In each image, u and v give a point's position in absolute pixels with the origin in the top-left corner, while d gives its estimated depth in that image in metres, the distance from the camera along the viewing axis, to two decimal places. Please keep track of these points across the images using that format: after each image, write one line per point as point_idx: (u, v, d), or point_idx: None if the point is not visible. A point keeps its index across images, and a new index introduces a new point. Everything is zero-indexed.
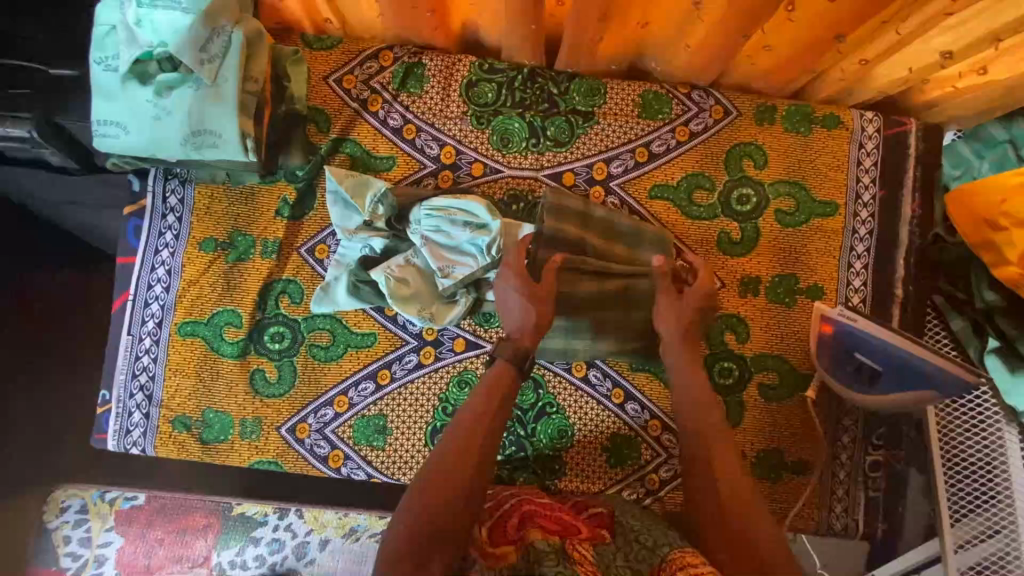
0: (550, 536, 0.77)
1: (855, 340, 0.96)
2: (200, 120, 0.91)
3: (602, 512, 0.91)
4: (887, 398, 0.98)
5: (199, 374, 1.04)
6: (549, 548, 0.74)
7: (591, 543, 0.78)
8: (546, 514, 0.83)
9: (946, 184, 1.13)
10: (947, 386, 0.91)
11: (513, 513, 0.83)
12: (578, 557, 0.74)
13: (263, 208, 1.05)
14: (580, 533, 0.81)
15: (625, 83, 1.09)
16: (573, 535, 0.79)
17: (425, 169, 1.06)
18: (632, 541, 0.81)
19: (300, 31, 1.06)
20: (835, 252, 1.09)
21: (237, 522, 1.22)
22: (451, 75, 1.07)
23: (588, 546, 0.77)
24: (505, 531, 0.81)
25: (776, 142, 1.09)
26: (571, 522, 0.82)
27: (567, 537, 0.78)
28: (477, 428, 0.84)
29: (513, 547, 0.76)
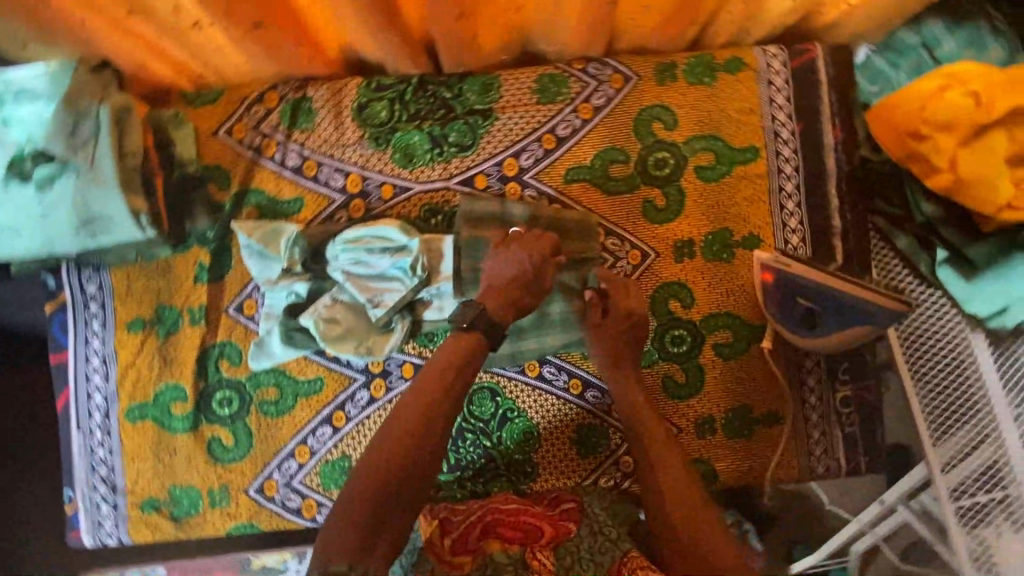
0: (510, 547, 0.82)
1: (791, 285, 0.96)
2: (86, 206, 0.89)
3: (572, 504, 0.92)
4: (832, 339, 0.97)
5: (156, 455, 1.03)
6: (508, 560, 0.80)
7: (552, 547, 0.82)
8: (509, 521, 0.86)
9: (866, 101, 1.10)
10: (881, 319, 0.91)
11: (476, 523, 0.86)
12: (537, 565, 0.79)
13: (182, 278, 1.04)
14: (543, 536, 0.84)
15: (518, 71, 1.06)
16: (534, 542, 0.83)
17: (335, 202, 1.04)
18: (594, 534, 0.85)
19: (177, 90, 1.02)
20: (764, 197, 1.06)
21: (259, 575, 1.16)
22: (340, 102, 1.04)
23: (549, 552, 0.81)
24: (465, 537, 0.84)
25: (683, 97, 1.05)
26: (536, 525, 0.86)
27: (527, 545, 0.82)
28: (424, 408, 0.82)
29: (472, 557, 0.81)
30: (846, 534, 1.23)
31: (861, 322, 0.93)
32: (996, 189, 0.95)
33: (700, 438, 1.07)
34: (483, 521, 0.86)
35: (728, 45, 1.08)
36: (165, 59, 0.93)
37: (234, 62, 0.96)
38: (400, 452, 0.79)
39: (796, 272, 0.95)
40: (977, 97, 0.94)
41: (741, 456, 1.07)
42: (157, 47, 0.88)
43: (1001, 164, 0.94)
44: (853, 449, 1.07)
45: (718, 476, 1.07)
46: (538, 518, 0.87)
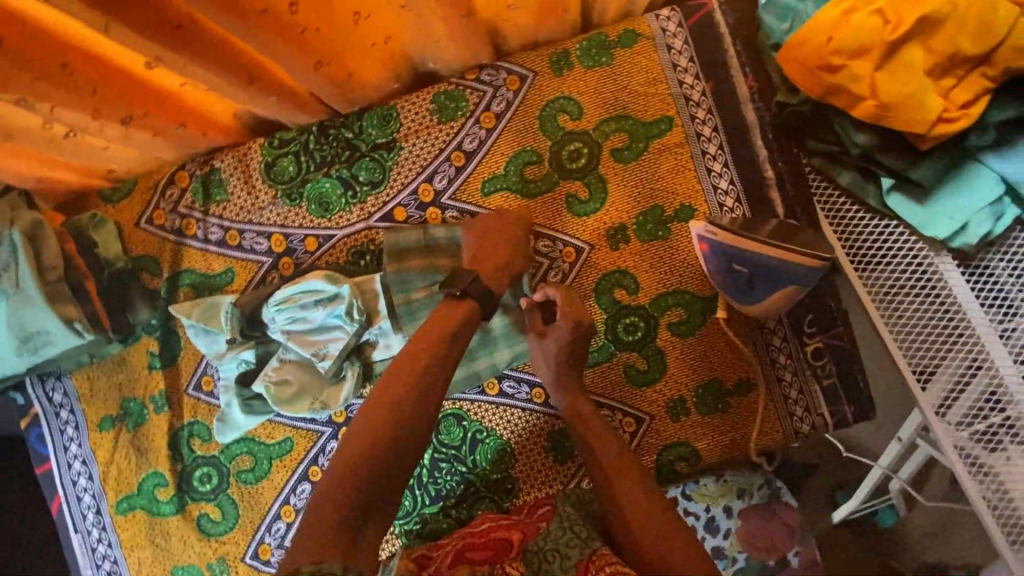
0: (477, 568, 0.77)
1: (723, 254, 0.92)
2: (21, 326, 0.92)
3: (547, 506, 0.90)
4: (769, 305, 0.94)
5: (152, 541, 1.07)
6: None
7: (520, 558, 0.78)
8: (477, 542, 0.84)
9: (778, 41, 1.01)
10: (809, 278, 0.90)
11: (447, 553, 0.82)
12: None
13: (138, 369, 1.06)
14: (511, 549, 0.81)
15: (413, 96, 1.04)
16: (504, 557, 0.80)
17: (264, 265, 1.05)
18: (566, 528, 0.82)
19: (94, 191, 1.05)
20: (688, 165, 1.02)
21: None
22: (248, 167, 1.04)
23: (519, 563, 0.78)
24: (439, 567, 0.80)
25: (584, 83, 1.02)
26: (504, 539, 0.83)
27: (497, 562, 0.78)
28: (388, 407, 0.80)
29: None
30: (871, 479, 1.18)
31: (793, 283, 0.91)
32: (923, 105, 0.89)
33: (675, 421, 1.03)
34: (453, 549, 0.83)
35: (620, 19, 1.05)
36: (65, 168, 0.94)
37: (131, 154, 0.97)
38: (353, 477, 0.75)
39: (727, 241, 0.92)
40: (884, 14, 0.89)
41: (723, 432, 1.03)
42: (49, 159, 0.89)
43: (922, 79, 0.89)
44: (836, 401, 1.02)
45: (702, 456, 1.03)
46: (505, 531, 0.86)
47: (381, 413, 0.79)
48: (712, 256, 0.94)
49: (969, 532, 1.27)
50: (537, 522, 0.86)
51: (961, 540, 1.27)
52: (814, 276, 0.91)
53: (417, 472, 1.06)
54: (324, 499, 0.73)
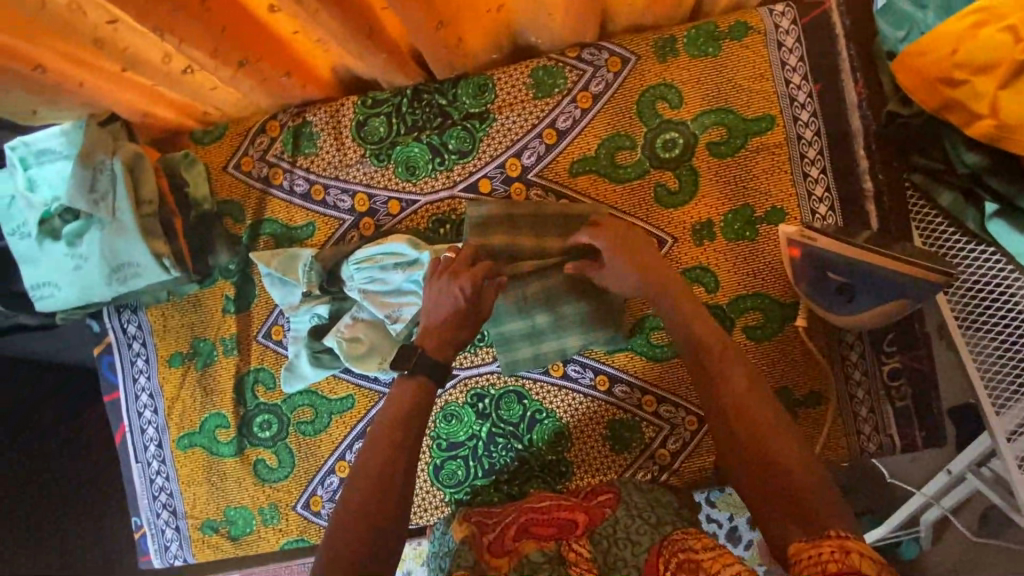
0: (544, 545, 0.80)
1: (819, 260, 0.91)
2: (115, 256, 0.94)
3: (610, 493, 0.91)
4: (864, 316, 0.92)
5: (209, 479, 1.09)
6: (545, 559, 0.78)
7: (587, 535, 0.82)
8: (542, 519, 0.86)
9: (892, 48, 0.98)
10: (916, 291, 0.88)
11: (509, 526, 0.86)
12: (573, 558, 0.77)
13: (211, 312, 1.08)
14: (577, 528, 0.84)
15: (511, 68, 1.03)
16: (570, 534, 0.83)
17: (345, 223, 1.05)
18: (634, 517, 0.84)
19: (187, 130, 1.06)
20: (785, 167, 1.00)
21: None
22: (339, 123, 1.04)
23: (585, 539, 0.81)
24: (503, 540, 0.84)
25: (686, 72, 1.00)
26: (568, 518, 0.85)
27: (563, 540, 0.81)
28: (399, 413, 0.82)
29: (508, 560, 0.80)
30: (910, 507, 1.16)
31: (896, 296, 0.89)
32: None
33: None
34: (516, 522, 0.86)
35: (731, 10, 1.02)
36: (169, 104, 0.96)
37: (231, 97, 0.98)
38: (389, 469, 0.77)
39: (826, 247, 0.90)
40: (1016, 31, 0.83)
41: None
42: (157, 94, 0.91)
43: None
44: (907, 424, 1.00)
45: None
46: (570, 511, 0.87)
47: (391, 424, 0.81)
48: (805, 261, 0.92)
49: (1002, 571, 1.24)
50: (601, 507, 0.88)
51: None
52: (923, 290, 0.88)
53: (473, 444, 1.07)
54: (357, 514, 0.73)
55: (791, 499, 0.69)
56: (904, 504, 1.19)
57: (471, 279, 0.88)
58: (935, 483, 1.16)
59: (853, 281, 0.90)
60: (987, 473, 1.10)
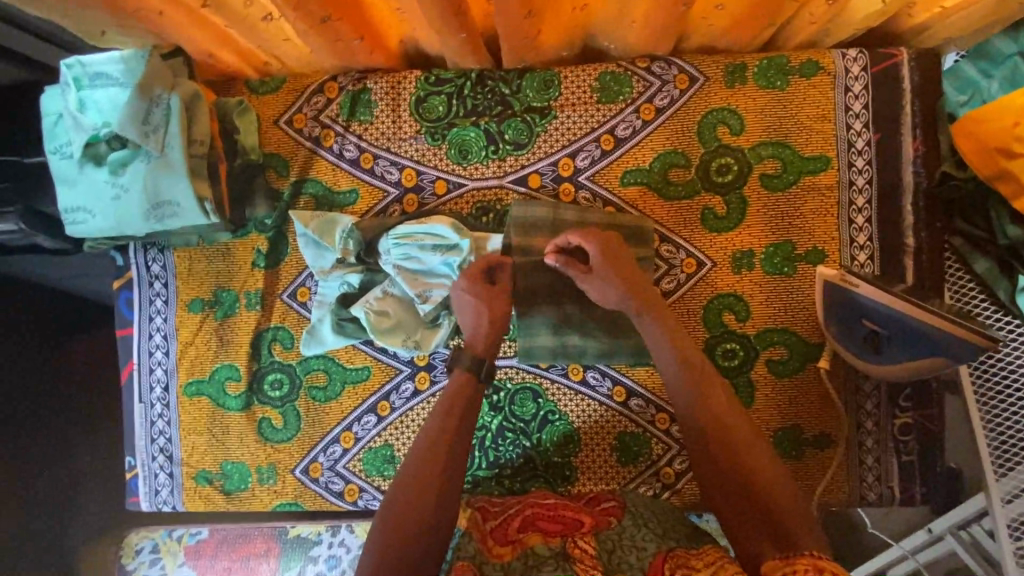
0: (550, 539, 0.81)
1: (854, 303, 0.93)
2: (156, 192, 0.92)
3: (613, 502, 0.91)
4: (897, 367, 0.93)
5: (211, 429, 1.08)
6: (550, 553, 0.79)
7: (593, 534, 0.82)
8: (546, 513, 0.87)
9: (953, 112, 1.00)
10: (952, 350, 0.86)
11: (514, 516, 0.88)
12: (579, 555, 0.76)
13: (239, 263, 1.06)
14: (583, 526, 0.84)
15: (580, 69, 1.03)
16: (575, 531, 0.83)
17: (389, 196, 1.05)
18: (639, 526, 0.84)
19: (244, 77, 1.05)
20: (832, 210, 1.01)
21: (294, 544, 1.19)
22: (399, 95, 1.03)
23: (591, 538, 0.80)
24: (507, 530, 0.85)
25: (751, 102, 1.00)
26: (574, 518, 0.86)
27: (569, 536, 0.81)
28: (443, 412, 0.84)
29: (511, 549, 0.81)
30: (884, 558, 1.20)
31: (930, 352, 0.88)
32: None
33: None
34: (521, 514, 0.88)
35: (805, 46, 1.02)
36: (233, 47, 0.94)
37: (296, 51, 0.97)
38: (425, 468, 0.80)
39: (864, 296, 0.91)
40: None
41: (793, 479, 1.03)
42: (225, 34, 0.89)
43: None
44: (909, 479, 1.02)
45: None
46: (574, 512, 0.88)
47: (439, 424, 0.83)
48: (840, 297, 0.94)
49: None
50: (605, 515, 0.88)
51: None
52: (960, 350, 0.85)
53: (482, 434, 1.07)
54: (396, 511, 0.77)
55: (781, 530, 0.72)
56: (882, 554, 1.24)
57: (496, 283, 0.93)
58: (913, 539, 1.19)
59: (888, 331, 0.91)
60: (966, 537, 1.10)
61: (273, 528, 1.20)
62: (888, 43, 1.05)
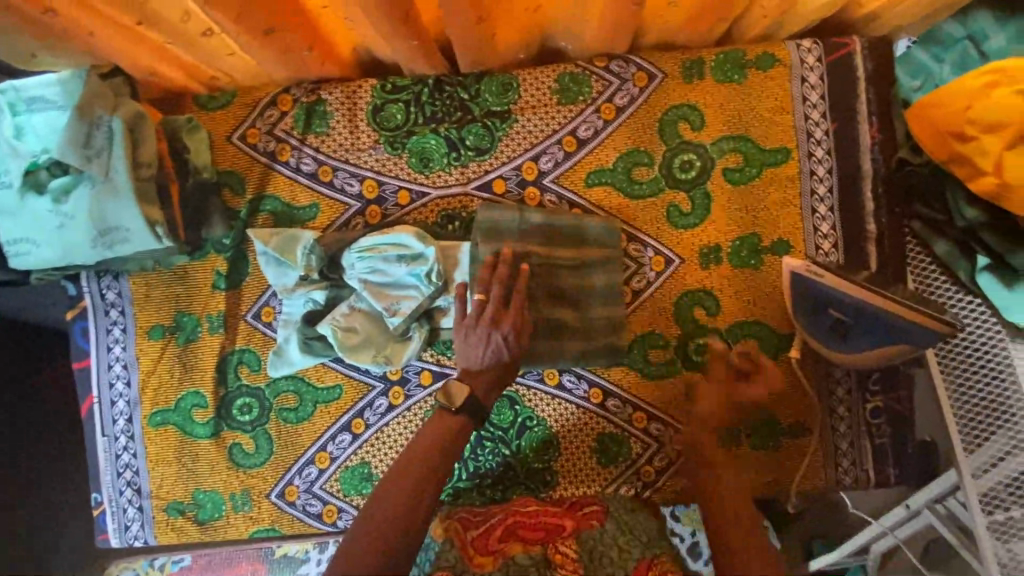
0: (531, 548, 0.81)
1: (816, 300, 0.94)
2: (103, 219, 0.88)
3: (596, 506, 0.92)
4: (863, 355, 0.95)
5: (180, 459, 1.04)
6: (530, 562, 0.79)
7: (575, 538, 0.84)
8: (528, 522, 0.87)
9: (906, 98, 1.01)
10: (918, 338, 0.88)
11: (495, 526, 0.87)
12: (560, 560, 0.80)
13: (199, 286, 1.03)
14: (564, 530, 0.85)
15: (538, 71, 1.01)
16: (557, 537, 0.84)
17: (351, 208, 1.02)
18: (622, 532, 0.86)
19: (192, 93, 1.01)
20: (795, 201, 1.01)
21: (281, 564, 1.16)
22: (355, 105, 1.01)
23: (572, 542, 0.83)
24: (487, 540, 0.84)
25: (710, 97, 1.00)
26: (556, 523, 0.86)
27: (550, 543, 0.82)
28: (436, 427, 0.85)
29: (493, 559, 0.80)
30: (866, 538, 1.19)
31: (893, 339, 0.90)
32: None
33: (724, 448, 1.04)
34: (500, 524, 0.86)
35: (760, 38, 1.03)
36: (176, 64, 0.91)
37: (244, 65, 0.94)
38: (410, 485, 0.80)
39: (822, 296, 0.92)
40: None
41: (770, 469, 1.04)
42: (165, 50, 0.86)
43: None
44: (882, 462, 1.03)
45: None
46: (556, 517, 0.88)
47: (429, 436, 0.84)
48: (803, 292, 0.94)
49: None
50: (588, 519, 0.89)
51: None
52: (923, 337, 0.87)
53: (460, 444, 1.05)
54: (369, 516, 0.78)
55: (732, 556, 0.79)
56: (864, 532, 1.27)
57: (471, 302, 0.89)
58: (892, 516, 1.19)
59: (854, 321, 0.92)
60: (942, 510, 1.10)
61: (260, 549, 1.16)
62: (841, 32, 1.06)
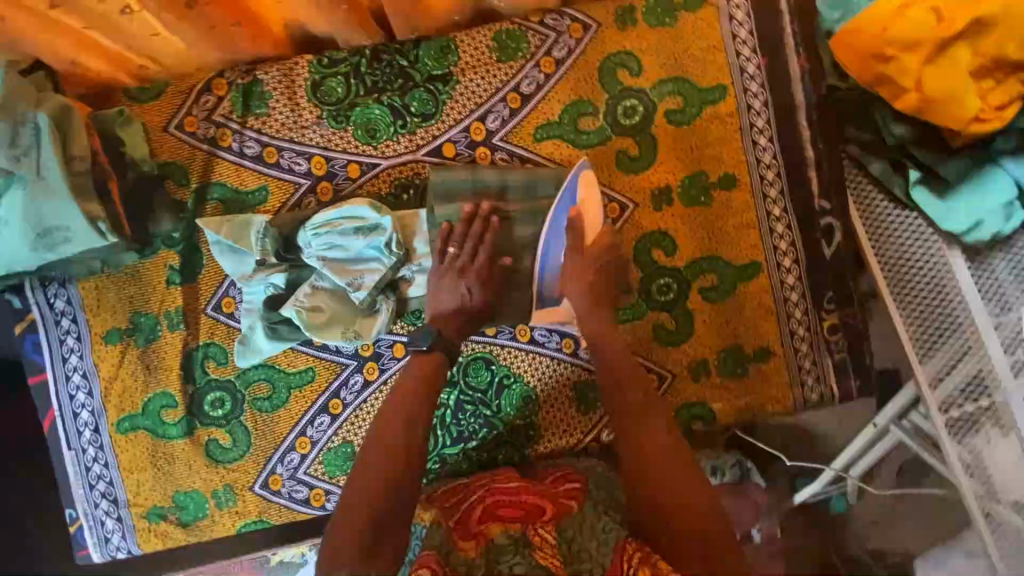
0: (510, 526, 0.80)
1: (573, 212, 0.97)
2: (40, 220, 0.84)
3: (575, 484, 0.90)
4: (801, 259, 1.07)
5: (154, 463, 1.02)
6: (510, 541, 0.79)
7: (553, 524, 0.80)
8: (508, 501, 0.85)
9: (829, 29, 1.05)
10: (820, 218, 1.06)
11: (475, 506, 0.86)
12: (537, 543, 0.77)
13: (153, 283, 1.00)
14: (544, 513, 0.82)
15: (474, 31, 1.02)
16: (536, 520, 0.81)
17: (302, 187, 1.01)
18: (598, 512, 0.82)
19: (122, 86, 0.98)
20: (736, 135, 1.05)
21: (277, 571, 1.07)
22: (293, 83, 0.99)
23: (551, 528, 0.79)
24: (467, 524, 0.84)
25: (645, 42, 1.03)
26: (535, 504, 0.84)
27: (527, 525, 0.80)
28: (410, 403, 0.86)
29: (474, 543, 0.79)
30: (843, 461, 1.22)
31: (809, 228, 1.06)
32: (964, 103, 0.93)
33: (696, 381, 1.07)
34: (482, 504, 0.86)
35: None
36: (99, 53, 0.88)
37: (172, 49, 0.91)
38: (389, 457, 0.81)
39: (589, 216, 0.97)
40: (938, 12, 0.91)
41: (740, 396, 1.07)
42: (83, 36, 0.83)
43: (966, 80, 0.92)
44: (844, 376, 1.08)
45: (716, 416, 1.08)
46: (536, 499, 0.85)
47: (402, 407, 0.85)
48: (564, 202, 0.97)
49: (910, 521, 1.36)
50: (567, 498, 0.86)
51: (902, 532, 1.36)
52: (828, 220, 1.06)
53: (442, 412, 1.06)
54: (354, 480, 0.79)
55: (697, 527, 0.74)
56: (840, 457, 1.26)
57: (448, 277, 0.94)
58: (864, 436, 1.19)
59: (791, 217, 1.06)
60: (909, 424, 1.16)
61: (255, 558, 1.09)
62: None
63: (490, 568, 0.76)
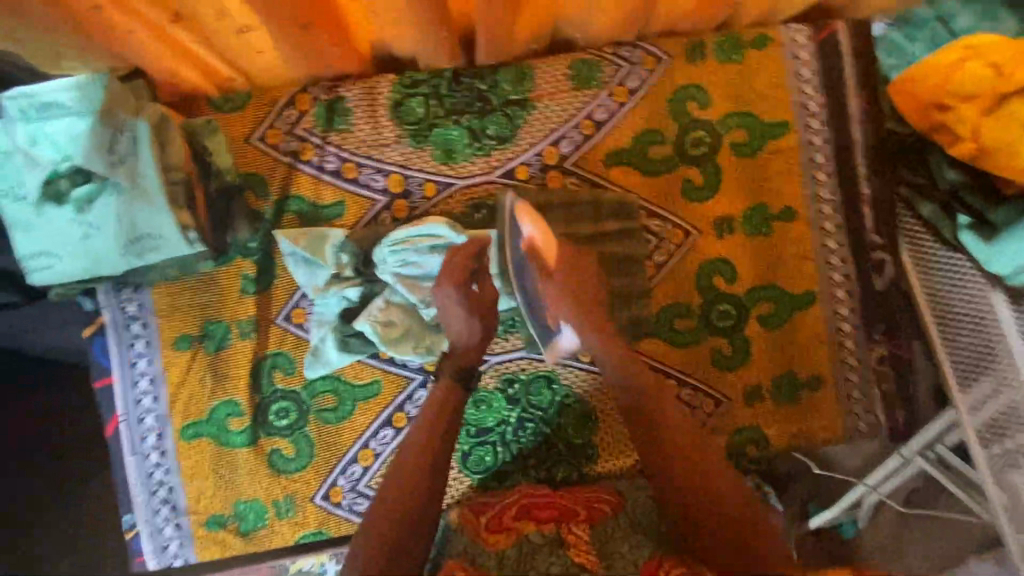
0: (544, 526, 0.86)
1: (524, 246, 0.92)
2: (132, 226, 0.88)
3: (604, 494, 0.95)
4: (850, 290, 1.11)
5: (218, 471, 1.02)
6: (544, 540, 0.85)
7: (588, 523, 0.87)
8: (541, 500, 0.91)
9: (886, 75, 1.10)
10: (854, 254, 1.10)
11: (511, 504, 0.91)
12: (573, 540, 0.84)
13: (227, 292, 1.01)
14: (579, 514, 0.89)
15: (552, 59, 1.05)
16: (570, 519, 0.88)
17: (378, 204, 1.03)
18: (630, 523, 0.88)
19: (205, 96, 0.99)
20: (796, 170, 1.09)
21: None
22: (375, 101, 1.01)
23: (584, 526, 0.87)
24: (503, 516, 0.89)
25: (714, 77, 1.07)
26: (569, 505, 0.90)
27: (563, 523, 0.87)
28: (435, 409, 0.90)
29: (506, 535, 0.86)
30: (852, 496, 1.19)
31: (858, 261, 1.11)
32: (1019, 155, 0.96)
33: (749, 405, 1.10)
34: (517, 502, 0.91)
35: (756, 23, 1.10)
36: (197, 66, 0.90)
37: (265, 63, 0.94)
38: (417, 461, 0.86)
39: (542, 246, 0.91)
40: (998, 67, 0.94)
41: (791, 421, 1.10)
42: (188, 50, 0.85)
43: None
44: (891, 406, 1.12)
45: (769, 441, 1.10)
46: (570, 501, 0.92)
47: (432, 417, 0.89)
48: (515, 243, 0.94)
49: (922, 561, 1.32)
50: (597, 505, 0.92)
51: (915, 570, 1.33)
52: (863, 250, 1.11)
53: (503, 428, 1.07)
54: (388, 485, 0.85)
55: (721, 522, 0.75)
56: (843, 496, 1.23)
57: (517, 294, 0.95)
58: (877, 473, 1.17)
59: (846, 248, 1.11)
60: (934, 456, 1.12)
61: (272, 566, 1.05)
62: (825, 15, 1.14)
63: (520, 560, 0.83)
